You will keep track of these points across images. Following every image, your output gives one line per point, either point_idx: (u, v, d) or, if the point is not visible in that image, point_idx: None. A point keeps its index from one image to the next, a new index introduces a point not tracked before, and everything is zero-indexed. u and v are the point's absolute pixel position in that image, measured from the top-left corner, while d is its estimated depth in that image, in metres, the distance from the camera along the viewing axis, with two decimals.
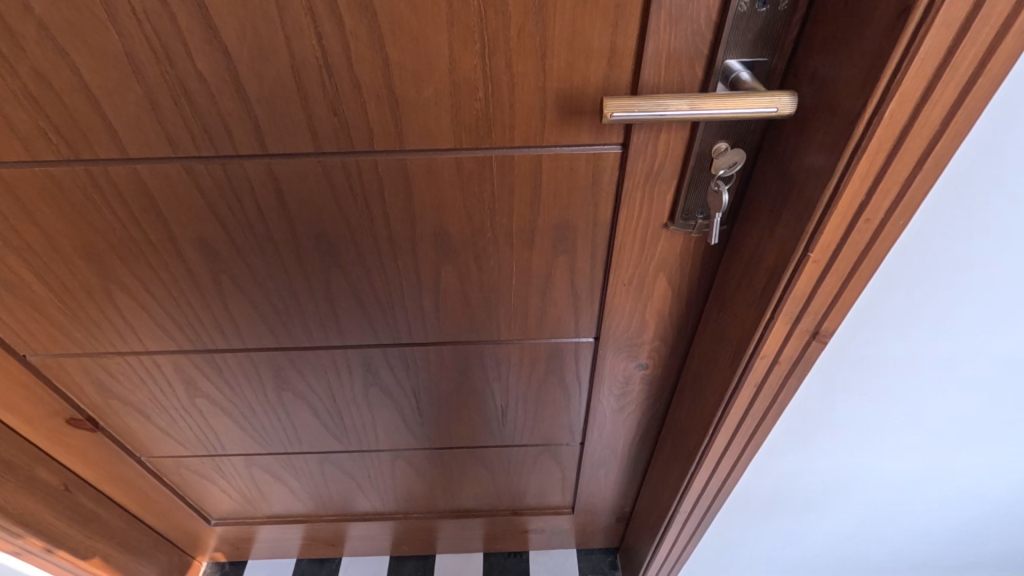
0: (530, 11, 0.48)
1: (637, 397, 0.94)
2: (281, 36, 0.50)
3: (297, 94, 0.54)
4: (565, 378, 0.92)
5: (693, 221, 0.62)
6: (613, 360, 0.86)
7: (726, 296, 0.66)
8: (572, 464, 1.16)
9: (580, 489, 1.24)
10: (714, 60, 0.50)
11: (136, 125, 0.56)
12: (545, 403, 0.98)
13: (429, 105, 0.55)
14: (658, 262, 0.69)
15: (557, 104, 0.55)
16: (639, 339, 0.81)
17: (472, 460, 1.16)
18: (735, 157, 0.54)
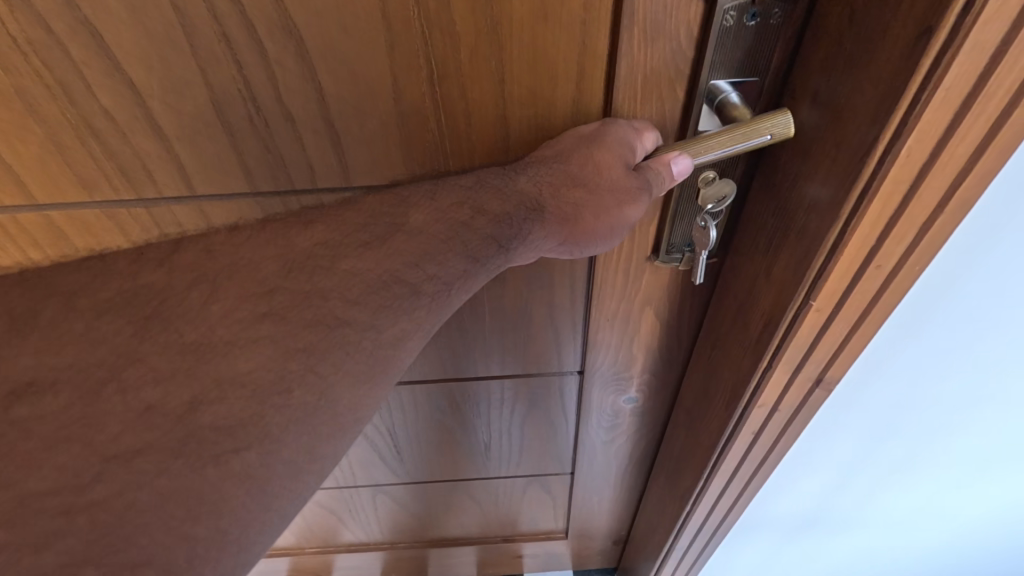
0: (482, 30, 0.41)
1: (631, 428, 0.87)
2: (195, 67, 0.43)
3: (223, 132, 0.47)
4: (550, 411, 0.85)
5: (678, 254, 0.56)
6: (603, 394, 0.79)
7: (719, 333, 0.59)
8: (564, 492, 1.10)
9: (574, 515, 1.18)
10: (697, 81, 0.43)
11: (42, 171, 0.49)
12: (534, 436, 0.92)
13: (374, 138, 0.48)
14: (644, 296, 0.62)
15: (521, 133, 0.48)
16: (630, 372, 0.75)
17: (458, 492, 1.10)
18: (727, 190, 0.46)
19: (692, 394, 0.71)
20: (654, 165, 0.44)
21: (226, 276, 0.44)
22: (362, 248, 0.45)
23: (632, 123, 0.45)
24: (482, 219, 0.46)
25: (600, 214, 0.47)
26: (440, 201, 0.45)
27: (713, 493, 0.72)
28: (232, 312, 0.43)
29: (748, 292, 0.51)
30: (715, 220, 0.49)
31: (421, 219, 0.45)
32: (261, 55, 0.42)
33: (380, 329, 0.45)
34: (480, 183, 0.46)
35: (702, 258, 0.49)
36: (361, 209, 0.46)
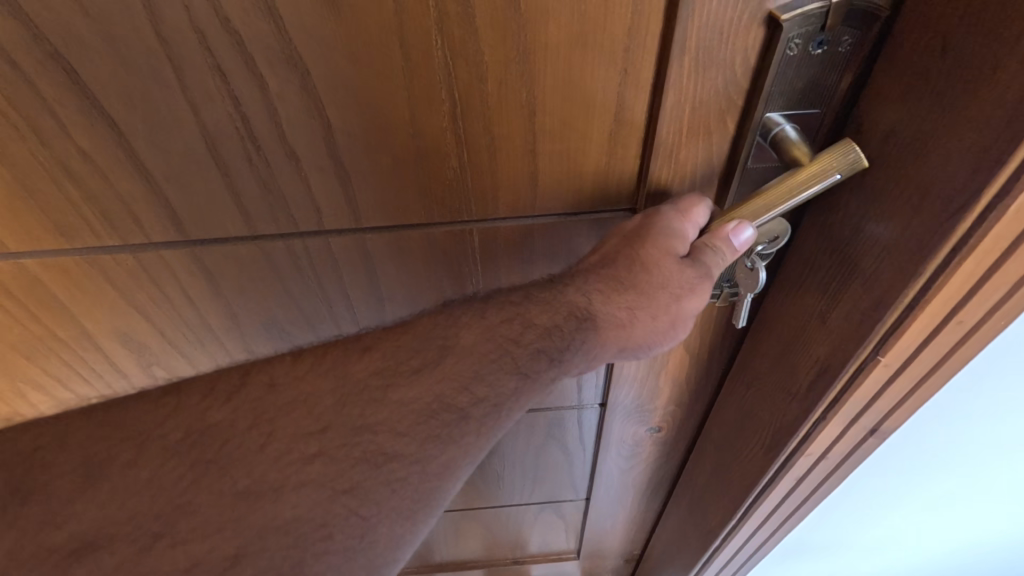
0: (513, 59, 0.37)
1: (650, 457, 0.84)
2: (186, 106, 0.38)
3: (218, 173, 0.42)
4: (566, 441, 0.81)
5: (717, 290, 0.50)
6: (624, 426, 0.76)
7: (754, 370, 0.56)
8: (578, 517, 1.06)
9: (588, 537, 1.14)
10: (749, 114, 0.39)
11: (14, 219, 0.43)
12: (548, 466, 0.88)
13: (387, 178, 0.43)
14: None
15: (550, 169, 0.43)
16: (652, 404, 0.71)
17: (467, 519, 1.05)
18: (776, 229, 0.42)
19: (721, 428, 0.68)
20: (710, 241, 0.39)
21: (284, 416, 0.42)
22: (413, 376, 0.42)
23: (675, 204, 0.40)
24: (534, 334, 0.42)
25: (655, 313, 0.43)
26: (490, 317, 0.42)
27: (743, 534, 0.70)
28: (286, 454, 0.41)
29: (781, 357, 0.50)
30: (761, 258, 0.44)
31: (470, 338, 0.43)
32: (261, 90, 0.37)
33: (429, 461, 0.42)
34: (528, 295, 0.43)
35: (748, 303, 0.44)
36: (412, 333, 0.43)
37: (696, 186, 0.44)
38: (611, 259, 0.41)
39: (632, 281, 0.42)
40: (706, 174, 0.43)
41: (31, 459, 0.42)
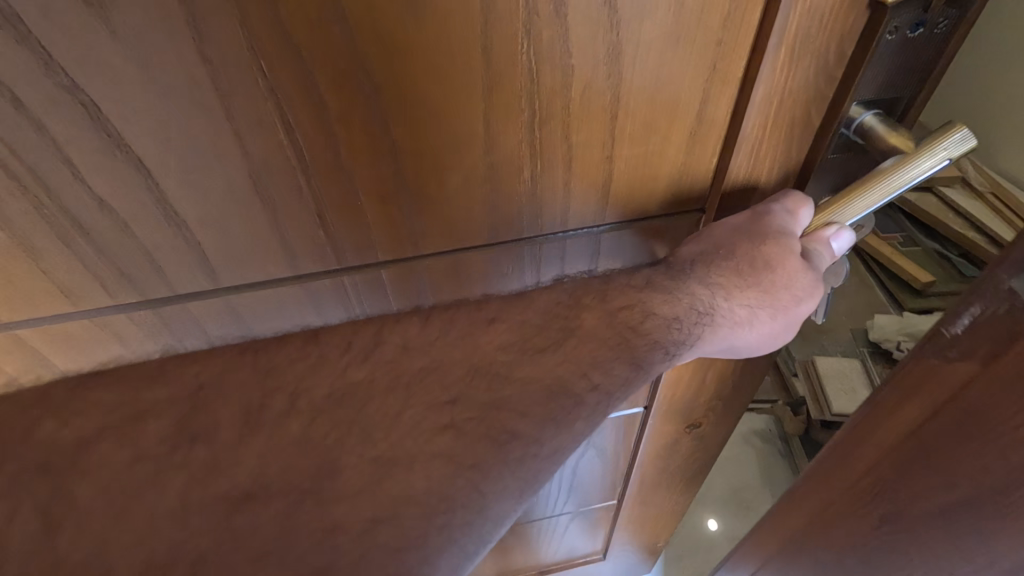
0: (601, 60, 0.33)
1: (685, 455, 0.82)
2: (231, 137, 0.32)
3: (260, 209, 0.36)
4: (608, 450, 0.77)
5: None
6: (665, 428, 0.73)
7: (891, 490, 0.45)
8: (605, 525, 1.03)
9: (613, 543, 1.11)
10: (839, 103, 0.38)
11: (6, 285, 0.36)
12: (581, 480, 0.84)
13: (452, 200, 0.39)
14: None
15: (628, 176, 0.40)
16: (691, 404, 0.69)
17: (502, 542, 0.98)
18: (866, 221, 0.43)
19: (823, 542, 0.55)
20: (811, 244, 0.41)
21: (418, 383, 0.45)
22: (538, 354, 0.45)
23: (785, 204, 0.41)
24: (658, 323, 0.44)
25: (773, 313, 0.43)
26: (613, 301, 0.44)
27: None
28: (421, 420, 0.45)
29: (958, 502, 0.39)
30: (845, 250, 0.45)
31: (591, 321, 0.45)
32: (320, 113, 0.32)
33: (543, 443, 0.46)
34: (653, 283, 0.44)
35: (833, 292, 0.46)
36: (536, 308, 0.45)
37: (772, 178, 0.43)
38: (725, 257, 0.42)
39: (746, 285, 0.42)
40: (783, 167, 0.42)
41: (196, 398, 0.42)
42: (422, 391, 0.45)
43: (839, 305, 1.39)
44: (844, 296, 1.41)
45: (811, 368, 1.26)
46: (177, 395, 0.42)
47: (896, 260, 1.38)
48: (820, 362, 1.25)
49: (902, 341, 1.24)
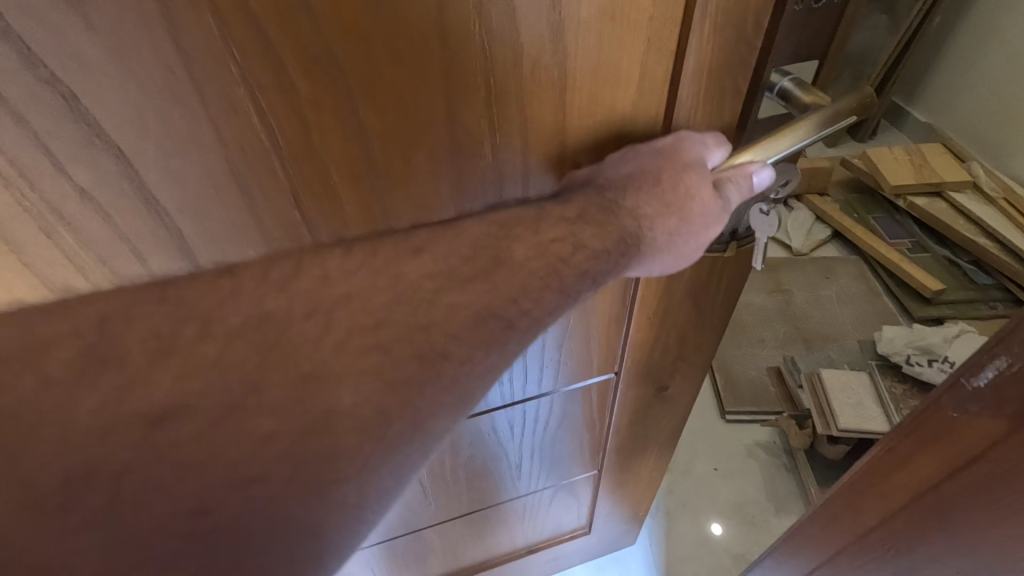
0: (547, 40, 0.39)
1: (659, 421, 0.82)
2: (210, 143, 0.34)
3: (238, 209, 0.38)
4: (581, 424, 0.75)
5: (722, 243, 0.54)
6: (636, 392, 0.72)
7: (917, 521, 0.56)
8: (589, 496, 0.94)
9: (597, 523, 1.03)
10: (760, 68, 0.44)
11: None
12: (553, 437, 0.76)
13: (416, 175, 0.42)
14: (687, 294, 0.59)
15: (578, 139, 0.45)
16: (659, 362, 0.69)
17: (482, 522, 0.88)
18: (790, 173, 0.49)
19: (864, 556, 0.64)
20: (734, 172, 0.45)
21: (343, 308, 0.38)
22: (465, 283, 0.40)
23: (705, 138, 0.46)
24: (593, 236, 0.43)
25: (687, 226, 0.46)
26: (544, 233, 0.41)
27: None
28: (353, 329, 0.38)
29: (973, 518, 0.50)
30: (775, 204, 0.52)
31: (522, 253, 0.41)
32: (287, 94, 0.34)
33: (477, 362, 0.42)
34: (590, 205, 0.43)
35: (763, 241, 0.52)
36: (462, 240, 0.41)
37: (716, 124, 0.47)
38: (649, 178, 0.44)
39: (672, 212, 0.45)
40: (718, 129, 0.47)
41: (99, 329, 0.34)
42: (336, 326, 0.38)
43: (846, 313, 1.38)
44: (851, 304, 1.40)
45: (817, 381, 1.17)
46: (77, 329, 0.33)
47: (909, 267, 1.37)
48: (825, 373, 1.16)
49: (912, 355, 1.16)
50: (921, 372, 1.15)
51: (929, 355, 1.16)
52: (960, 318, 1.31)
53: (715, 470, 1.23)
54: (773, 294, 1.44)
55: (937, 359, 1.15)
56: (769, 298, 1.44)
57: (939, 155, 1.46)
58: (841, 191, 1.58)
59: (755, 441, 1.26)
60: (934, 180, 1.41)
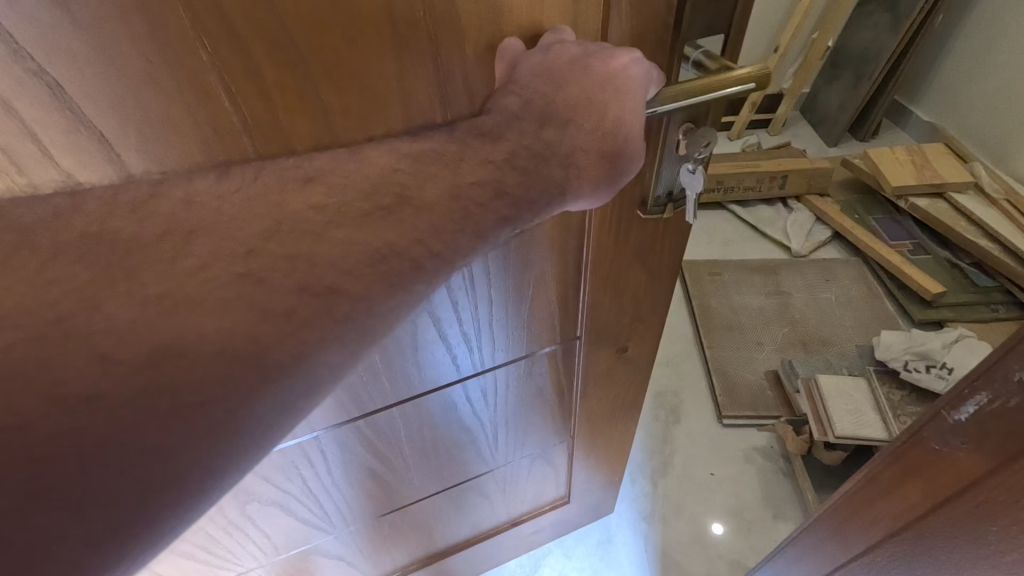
0: None
1: (624, 388, 0.76)
2: (144, 37, 0.27)
3: (175, 116, 0.30)
4: (551, 397, 0.72)
5: (663, 203, 0.51)
6: (595, 357, 0.68)
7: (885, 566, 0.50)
8: (560, 465, 0.85)
9: (577, 492, 0.92)
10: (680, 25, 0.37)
11: None
12: (524, 403, 0.71)
13: (351, 69, 0.32)
14: (634, 256, 0.56)
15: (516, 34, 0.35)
16: (613, 326, 0.64)
17: (433, 500, 0.78)
18: (713, 133, 0.45)
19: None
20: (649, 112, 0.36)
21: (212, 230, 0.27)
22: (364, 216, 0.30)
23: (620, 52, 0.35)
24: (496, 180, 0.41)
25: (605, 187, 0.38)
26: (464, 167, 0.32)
27: None
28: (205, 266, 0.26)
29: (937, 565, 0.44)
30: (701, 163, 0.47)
31: (433, 191, 0.32)
32: (238, 42, 0.29)
33: (376, 304, 0.31)
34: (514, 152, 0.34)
35: (696, 203, 0.48)
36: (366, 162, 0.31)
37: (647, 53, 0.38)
38: (586, 109, 0.35)
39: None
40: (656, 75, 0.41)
41: None
42: (198, 251, 0.27)
43: (847, 317, 1.25)
44: (851, 307, 1.27)
45: (814, 388, 0.94)
46: None
47: (914, 274, 1.27)
48: (821, 380, 0.93)
49: (909, 361, 0.91)
50: (918, 379, 0.89)
51: (929, 361, 0.90)
52: (962, 320, 1.20)
53: (710, 476, 1.04)
54: (771, 296, 1.30)
55: (936, 365, 0.89)
56: (768, 301, 1.29)
57: (941, 156, 1.43)
58: (841, 191, 1.55)
59: (751, 445, 1.07)
60: (936, 181, 1.36)
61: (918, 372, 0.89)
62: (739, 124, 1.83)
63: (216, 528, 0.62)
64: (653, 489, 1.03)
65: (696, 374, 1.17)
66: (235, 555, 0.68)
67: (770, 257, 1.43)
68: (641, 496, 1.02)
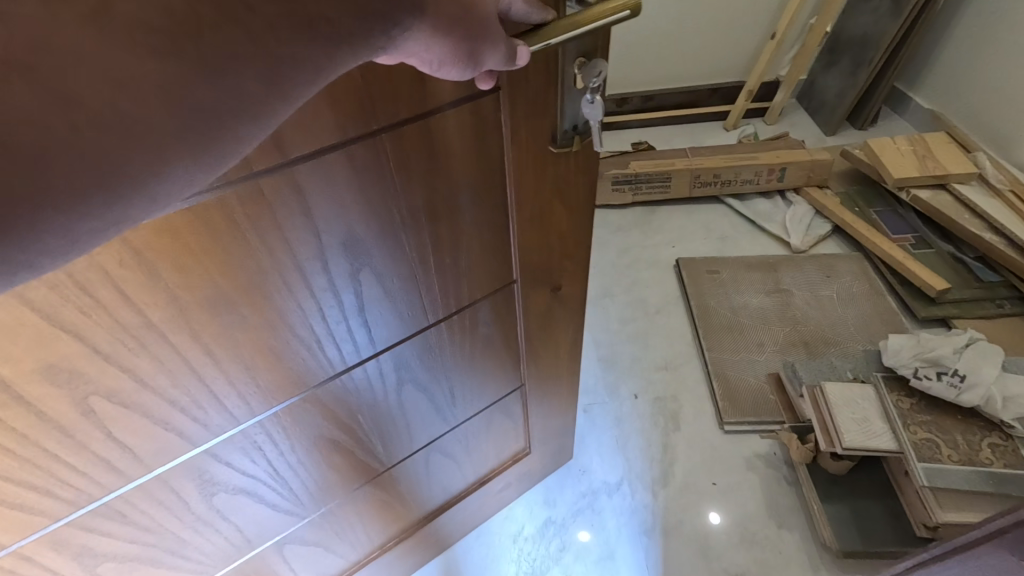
0: None
1: (564, 330, 0.75)
2: None
3: None
4: (505, 347, 0.71)
5: (569, 137, 0.51)
6: (530, 298, 0.67)
7: None
8: (520, 417, 0.85)
9: (537, 441, 0.92)
10: None
11: None
12: (479, 355, 0.69)
13: None
14: (554, 190, 0.56)
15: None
16: (543, 264, 0.63)
17: (404, 471, 0.76)
18: (605, 64, 0.46)
19: None
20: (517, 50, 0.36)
21: None
22: None
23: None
24: (416, 85, 0.40)
25: (467, 63, 0.34)
26: None
27: None
28: None
29: None
30: (600, 93, 0.48)
31: None
32: None
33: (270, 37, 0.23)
34: None
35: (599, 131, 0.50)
36: None
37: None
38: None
39: (510, 83, 0.45)
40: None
41: None
42: None
43: (849, 315, 1.22)
44: (854, 304, 1.24)
45: (820, 397, 0.86)
46: None
47: (916, 268, 1.24)
48: (828, 389, 0.85)
49: (919, 367, 0.82)
50: (927, 388, 0.81)
51: (941, 367, 0.82)
52: (965, 317, 1.19)
53: (713, 485, 0.98)
54: (772, 295, 1.27)
55: (947, 371, 0.81)
56: (769, 299, 1.26)
57: (943, 147, 1.40)
58: (840, 182, 1.51)
59: (754, 452, 1.01)
60: (938, 172, 1.33)
61: (940, 381, 0.81)
62: (736, 114, 1.79)
63: (179, 527, 0.57)
64: (654, 500, 0.97)
65: (695, 377, 1.13)
66: (202, 556, 0.62)
67: (771, 252, 1.39)
68: (642, 508, 0.96)
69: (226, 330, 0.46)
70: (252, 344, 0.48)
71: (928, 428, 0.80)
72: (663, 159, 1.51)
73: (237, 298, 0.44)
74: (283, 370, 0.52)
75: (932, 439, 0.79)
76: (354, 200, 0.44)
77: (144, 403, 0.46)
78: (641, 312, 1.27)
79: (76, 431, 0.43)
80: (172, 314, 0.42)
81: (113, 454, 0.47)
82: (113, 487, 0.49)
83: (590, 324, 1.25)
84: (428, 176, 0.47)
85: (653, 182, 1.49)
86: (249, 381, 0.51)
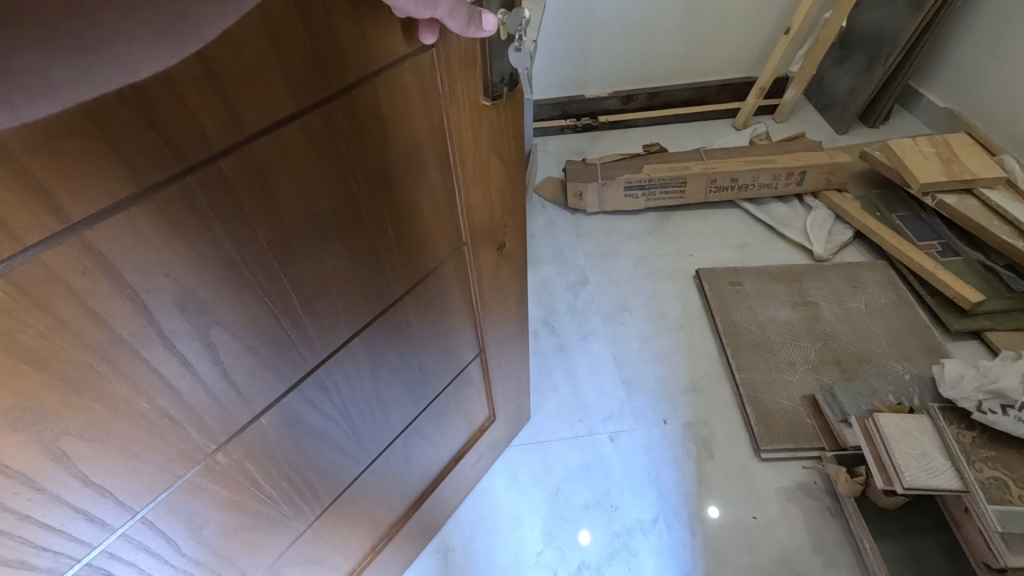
0: None
1: (511, 287, 0.72)
2: None
3: None
4: (465, 314, 0.67)
5: (499, 89, 0.47)
6: (478, 259, 0.62)
7: None
8: (477, 388, 0.80)
9: (500, 408, 0.91)
10: None
11: None
12: (442, 328, 0.64)
13: None
14: (491, 146, 0.52)
15: None
16: (490, 219, 0.60)
17: (387, 466, 0.69)
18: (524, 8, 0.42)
19: None
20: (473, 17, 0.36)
21: None
22: None
23: None
24: (358, 40, 0.34)
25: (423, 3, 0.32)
26: None
27: None
28: None
29: None
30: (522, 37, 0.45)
31: None
32: None
33: None
34: None
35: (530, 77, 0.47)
36: None
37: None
38: None
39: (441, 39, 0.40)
40: None
41: None
42: None
43: (880, 329, 1.17)
44: (883, 316, 1.19)
45: (871, 425, 0.81)
46: None
47: (947, 278, 1.19)
48: (882, 420, 0.80)
49: (983, 400, 0.78)
50: (991, 422, 0.77)
51: (1006, 400, 0.77)
52: (999, 329, 1.15)
53: (754, 520, 0.92)
54: (799, 307, 1.21)
55: (1013, 405, 0.76)
56: (795, 313, 1.20)
57: (967, 149, 1.35)
58: (859, 186, 1.46)
59: (794, 482, 0.96)
60: (966, 176, 1.28)
61: (1005, 416, 0.76)
62: (746, 112, 1.72)
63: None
64: (695, 539, 0.91)
65: (727, 400, 1.07)
66: None
67: (792, 261, 1.34)
68: (682, 549, 0.90)
69: (206, 336, 0.37)
70: (237, 351, 0.40)
71: (994, 465, 0.75)
72: (677, 161, 1.44)
73: (214, 300, 0.36)
74: (268, 374, 0.44)
75: (999, 478, 0.74)
76: (316, 177, 0.37)
77: (127, 436, 0.36)
78: (662, 327, 1.21)
79: (48, 483, 0.34)
80: (146, 324, 0.33)
81: (94, 503, 0.37)
82: (96, 543, 0.39)
83: (603, 337, 1.19)
84: (382, 141, 0.41)
85: (668, 186, 1.41)
86: (233, 389, 0.42)
